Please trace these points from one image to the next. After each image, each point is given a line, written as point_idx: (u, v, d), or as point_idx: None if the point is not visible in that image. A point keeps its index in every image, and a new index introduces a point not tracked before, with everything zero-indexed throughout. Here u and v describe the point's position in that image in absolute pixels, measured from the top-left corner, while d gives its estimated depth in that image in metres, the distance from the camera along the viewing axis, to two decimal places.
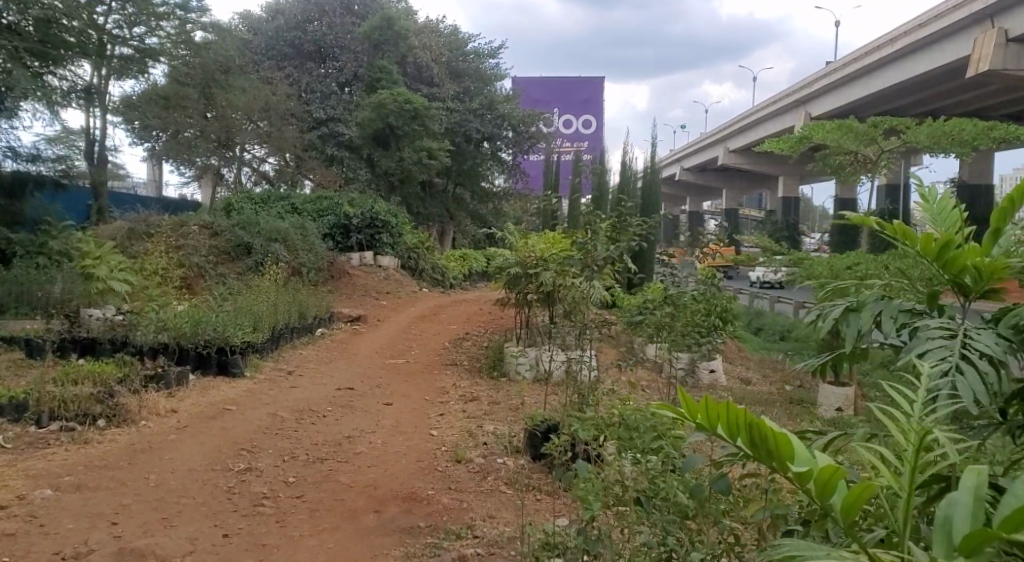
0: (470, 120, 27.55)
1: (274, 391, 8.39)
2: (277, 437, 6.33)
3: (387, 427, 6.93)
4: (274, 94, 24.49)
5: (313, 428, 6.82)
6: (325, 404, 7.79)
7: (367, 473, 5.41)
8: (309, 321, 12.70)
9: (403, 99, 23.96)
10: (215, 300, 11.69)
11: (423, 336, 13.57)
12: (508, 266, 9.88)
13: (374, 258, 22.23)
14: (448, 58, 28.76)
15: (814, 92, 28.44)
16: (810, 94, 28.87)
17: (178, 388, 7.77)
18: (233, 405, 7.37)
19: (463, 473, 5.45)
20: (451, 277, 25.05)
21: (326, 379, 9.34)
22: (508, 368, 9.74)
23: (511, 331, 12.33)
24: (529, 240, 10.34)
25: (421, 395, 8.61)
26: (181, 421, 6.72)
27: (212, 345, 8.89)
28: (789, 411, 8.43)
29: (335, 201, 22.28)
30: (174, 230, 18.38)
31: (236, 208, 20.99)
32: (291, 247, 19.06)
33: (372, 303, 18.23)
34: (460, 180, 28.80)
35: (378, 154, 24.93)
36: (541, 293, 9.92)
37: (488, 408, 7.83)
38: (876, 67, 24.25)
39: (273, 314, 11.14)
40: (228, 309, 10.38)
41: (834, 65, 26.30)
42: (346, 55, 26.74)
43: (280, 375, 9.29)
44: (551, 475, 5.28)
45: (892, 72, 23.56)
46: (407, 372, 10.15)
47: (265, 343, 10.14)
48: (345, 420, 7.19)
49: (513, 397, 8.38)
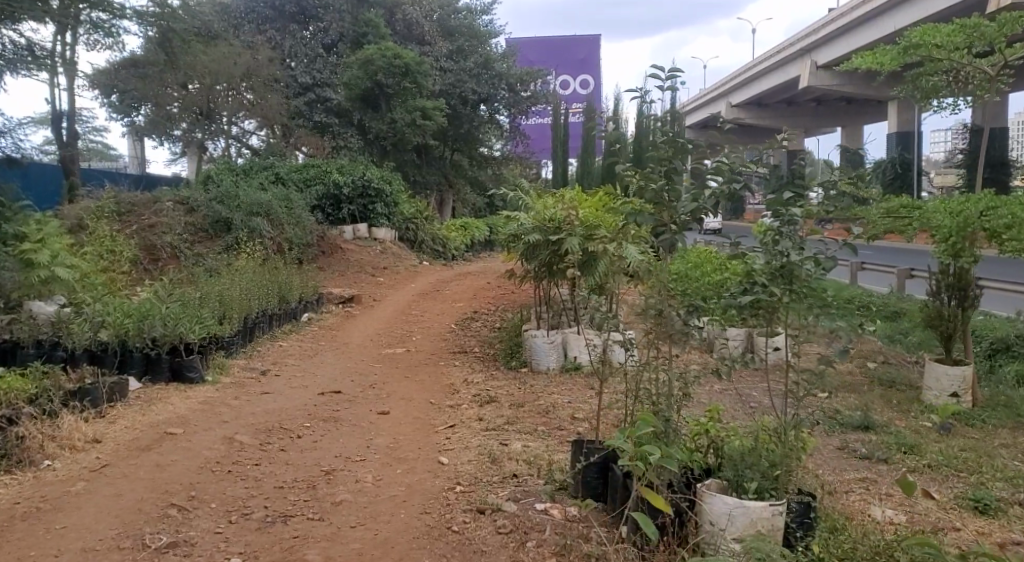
0: (465, 81, 25.49)
1: (243, 401, 6.65)
2: (230, 477, 4.65)
3: (380, 453, 5.19)
4: (256, 59, 22.52)
5: (283, 457, 5.11)
6: (302, 418, 6.04)
7: (349, 544, 3.73)
8: (292, 306, 10.95)
9: (392, 54, 21.84)
10: (178, 286, 9.93)
11: (423, 317, 11.85)
12: (525, 233, 8.06)
13: (368, 230, 20.52)
14: (439, 14, 26.58)
15: (817, 38, 25.67)
16: (814, 40, 26.10)
17: (113, 404, 6.10)
18: (179, 427, 5.65)
19: (489, 537, 3.77)
20: (454, 248, 23.34)
21: (309, 380, 7.61)
22: (530, 356, 7.96)
23: (526, 308, 10.61)
24: (550, 199, 8.52)
25: (427, 397, 6.91)
26: (106, 453, 5.07)
27: (161, 345, 7.18)
28: (886, 399, 6.70)
29: (323, 170, 20.43)
30: (147, 209, 16.64)
31: (216, 180, 19.13)
32: (275, 223, 17.28)
33: (366, 280, 16.50)
34: (457, 145, 26.92)
35: (367, 117, 22.97)
36: (569, 265, 8.11)
37: (511, 416, 6.11)
38: (887, 8, 21.75)
39: (247, 299, 9.36)
40: (188, 298, 8.58)
41: (836, 11, 23.92)
42: (331, 15, 24.63)
43: (251, 378, 7.56)
44: (625, 540, 3.61)
45: (904, 13, 21.10)
46: (406, 364, 8.45)
47: (233, 338, 8.41)
48: (324, 441, 5.46)
49: (540, 399, 6.69)
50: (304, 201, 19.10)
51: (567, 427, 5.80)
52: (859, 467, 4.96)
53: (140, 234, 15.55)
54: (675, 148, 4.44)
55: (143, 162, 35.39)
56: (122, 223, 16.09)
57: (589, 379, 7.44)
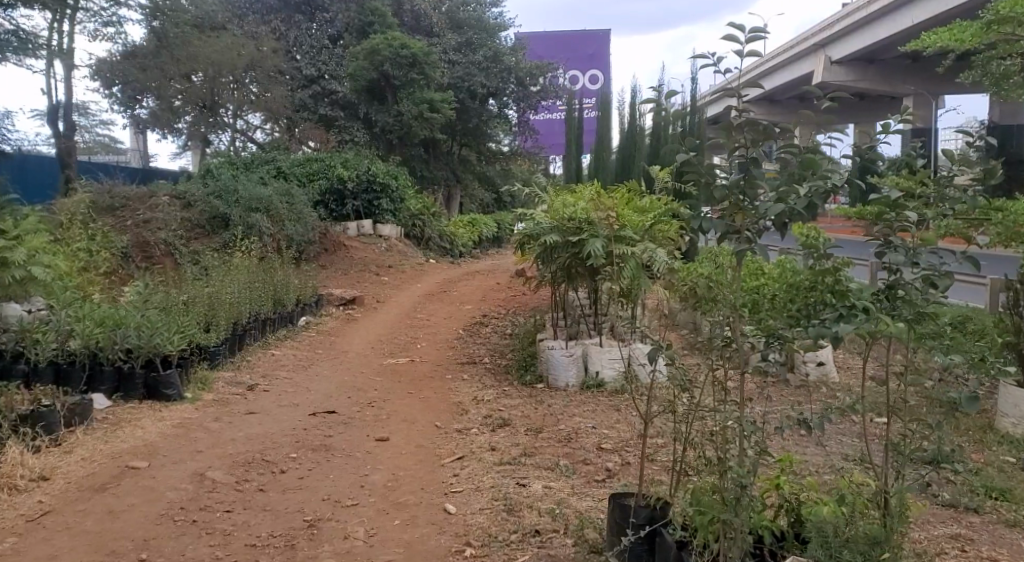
0: (474, 74, 24.46)
1: (225, 423, 5.86)
2: (194, 529, 3.89)
3: (376, 495, 4.43)
4: (259, 50, 21.72)
5: (261, 501, 4.34)
6: (289, 447, 5.27)
7: None
8: (288, 310, 10.18)
9: (399, 44, 20.97)
10: (163, 288, 9.16)
11: (430, 322, 11.07)
12: (541, 235, 7.28)
13: (373, 227, 19.76)
14: (447, 6, 25.66)
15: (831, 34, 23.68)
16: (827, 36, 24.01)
17: (75, 428, 5.35)
18: (145, 459, 4.87)
19: None
20: (461, 245, 22.53)
21: (301, 396, 6.83)
22: (547, 370, 7.19)
23: (540, 315, 9.83)
24: (569, 197, 7.71)
25: (431, 419, 6.13)
26: (53, 494, 4.32)
27: (136, 358, 6.42)
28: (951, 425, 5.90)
29: (326, 163, 19.65)
30: (142, 203, 15.90)
31: (215, 173, 18.36)
32: (276, 219, 16.54)
33: (369, 279, 15.73)
34: (465, 140, 26.03)
35: (373, 109, 22.18)
36: (585, 267, 7.37)
37: (527, 446, 5.34)
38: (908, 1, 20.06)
39: (237, 303, 8.56)
40: (171, 303, 7.79)
41: (847, 7, 22.18)
42: (337, 5, 23.78)
43: (238, 394, 6.78)
44: None
45: (925, 6, 19.39)
46: (409, 376, 7.68)
47: (219, 347, 7.64)
48: (311, 478, 4.69)
49: (560, 423, 5.91)
50: (305, 195, 18.31)
51: (593, 462, 5.05)
52: (947, 519, 4.15)
53: (133, 229, 14.82)
54: (754, 131, 3.08)
55: (145, 156, 34.65)
56: (116, 218, 15.30)
57: (611, 398, 6.70)
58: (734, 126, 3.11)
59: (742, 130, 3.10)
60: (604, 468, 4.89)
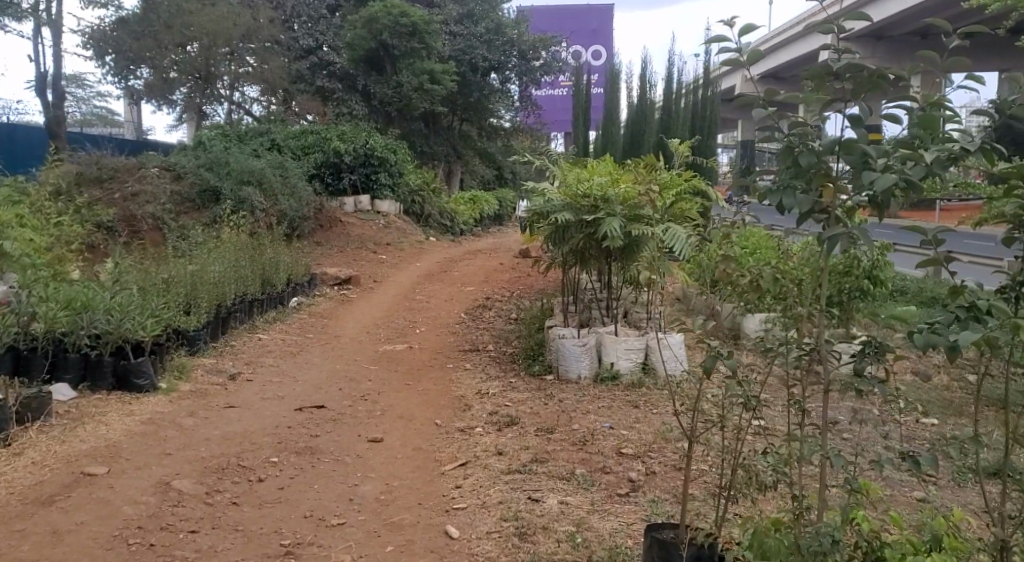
0: (477, 47, 23.58)
1: (200, 419, 5.27)
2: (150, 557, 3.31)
3: (367, 512, 3.85)
4: (255, 18, 20.91)
5: (232, 518, 3.76)
6: (270, 449, 4.69)
7: None
8: (277, 291, 9.57)
9: (399, 12, 20.16)
10: (143, 265, 8.52)
11: (429, 304, 10.46)
12: (552, 214, 6.62)
13: (370, 202, 19.10)
14: None
15: None
16: None
17: (29, 425, 4.74)
18: (104, 463, 4.28)
19: None
20: (461, 222, 21.86)
21: (288, 388, 6.23)
22: (559, 361, 6.56)
23: (547, 299, 9.22)
24: (582, 172, 7.08)
25: (431, 416, 5.56)
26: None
27: (105, 344, 5.81)
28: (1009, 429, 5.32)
29: (322, 136, 18.98)
30: (131, 174, 15.22)
31: (207, 144, 17.66)
32: (269, 193, 15.89)
33: (366, 257, 15.10)
34: (467, 115, 25.26)
35: (372, 81, 21.43)
36: (602, 250, 6.73)
37: (539, 450, 4.75)
38: None
39: (220, 283, 7.92)
40: (148, 283, 7.17)
41: None
42: None
43: (219, 385, 6.18)
44: None
45: None
46: (405, 365, 7.09)
47: (201, 331, 7.04)
48: (292, 490, 4.11)
49: (574, 422, 5.32)
50: (300, 169, 17.65)
51: (613, 470, 4.46)
52: None
53: (120, 203, 14.17)
54: (858, 79, 2.59)
55: (139, 128, 33.83)
56: (103, 190, 14.61)
57: (629, 393, 6.10)
58: (832, 73, 2.65)
59: (841, 78, 2.63)
60: (628, 479, 4.31)
